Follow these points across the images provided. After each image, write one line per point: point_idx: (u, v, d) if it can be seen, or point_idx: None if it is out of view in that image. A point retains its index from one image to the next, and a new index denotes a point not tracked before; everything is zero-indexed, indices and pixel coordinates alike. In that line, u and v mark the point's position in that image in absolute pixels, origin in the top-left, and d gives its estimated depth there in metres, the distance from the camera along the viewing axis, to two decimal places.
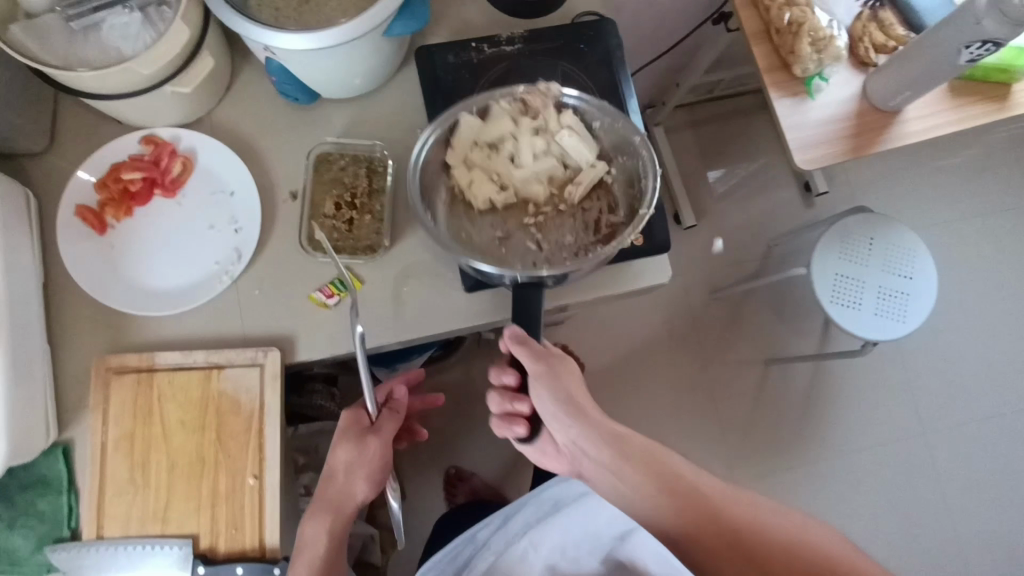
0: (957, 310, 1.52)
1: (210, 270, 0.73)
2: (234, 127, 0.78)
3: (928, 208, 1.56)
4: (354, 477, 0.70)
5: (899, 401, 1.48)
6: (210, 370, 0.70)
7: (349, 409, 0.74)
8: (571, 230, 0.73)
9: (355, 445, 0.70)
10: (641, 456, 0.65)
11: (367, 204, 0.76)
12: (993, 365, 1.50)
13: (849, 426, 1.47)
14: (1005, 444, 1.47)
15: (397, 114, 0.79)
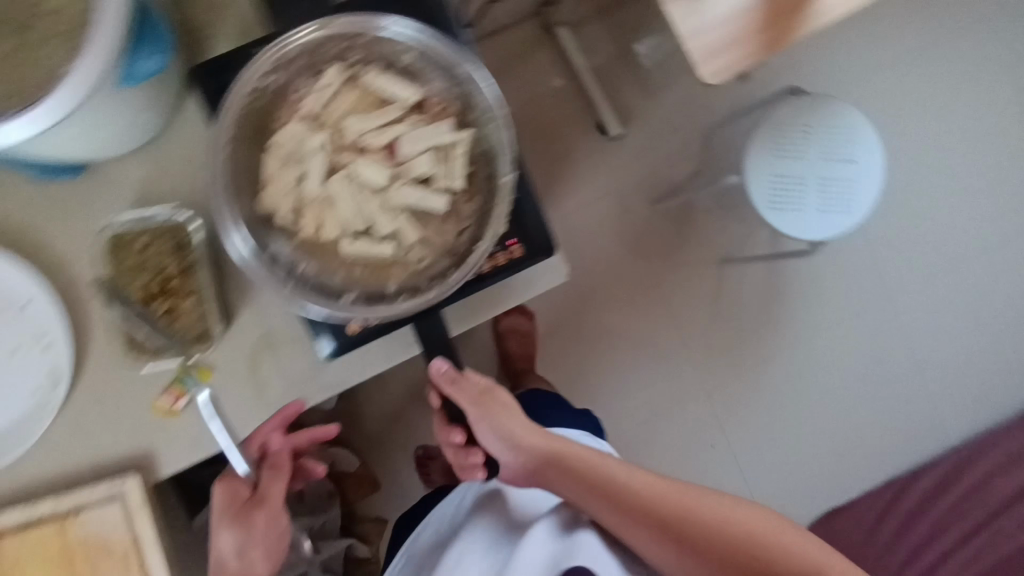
0: (918, 167, 1.39)
1: (27, 403, 0.61)
2: (4, 217, 0.63)
3: (878, 59, 1.37)
4: (251, 557, 0.64)
5: (865, 275, 1.39)
6: (64, 518, 0.61)
7: (221, 487, 0.65)
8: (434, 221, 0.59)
9: (242, 527, 0.64)
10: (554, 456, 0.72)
11: (180, 285, 0.62)
12: (961, 219, 1.39)
13: (815, 312, 1.39)
14: (980, 299, 1.39)
15: (197, 157, 0.63)
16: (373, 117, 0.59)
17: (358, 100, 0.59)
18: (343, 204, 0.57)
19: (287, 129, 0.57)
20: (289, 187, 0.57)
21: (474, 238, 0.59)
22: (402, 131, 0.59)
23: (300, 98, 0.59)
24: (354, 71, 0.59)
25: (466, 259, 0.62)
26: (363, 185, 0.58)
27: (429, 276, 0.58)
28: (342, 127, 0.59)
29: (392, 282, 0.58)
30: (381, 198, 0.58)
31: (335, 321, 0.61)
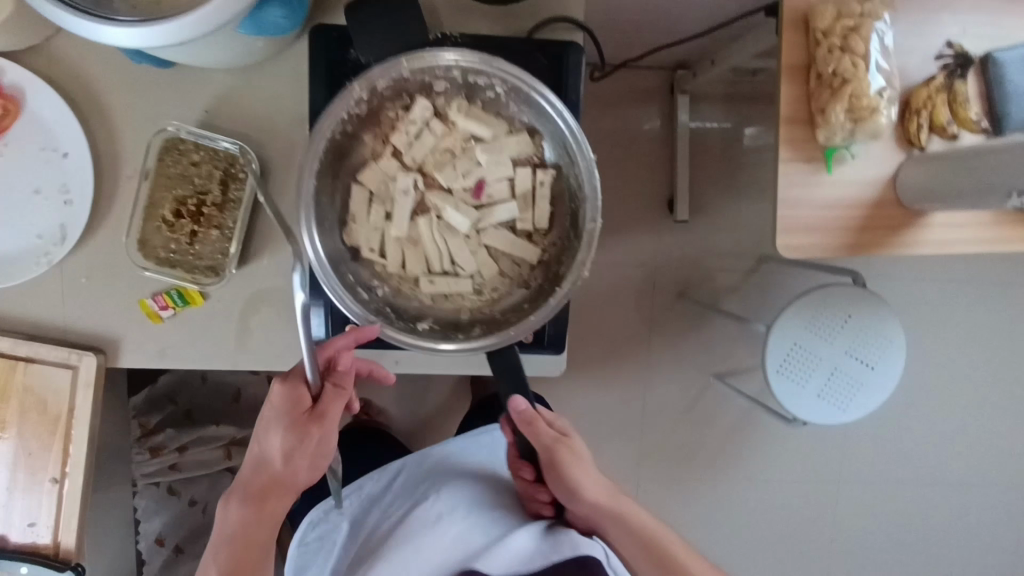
0: (949, 399, 1.28)
1: (29, 246, 0.63)
2: (77, 65, 0.62)
3: (976, 276, 1.25)
4: (296, 465, 0.58)
5: (843, 472, 1.31)
6: (17, 362, 0.63)
7: (281, 386, 0.56)
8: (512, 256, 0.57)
9: (294, 437, 0.56)
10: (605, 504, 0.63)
11: (215, 215, 0.62)
12: (958, 463, 1.30)
13: (777, 480, 1.32)
14: (931, 543, 1.33)
15: (283, 98, 0.63)
16: (460, 159, 0.56)
17: (443, 139, 0.56)
18: (427, 243, 0.56)
19: (371, 166, 0.55)
20: (375, 228, 0.56)
21: (550, 276, 0.56)
22: (489, 173, 0.56)
23: (388, 131, 0.55)
24: (440, 107, 0.55)
25: None
26: (449, 226, 0.56)
27: (503, 310, 0.56)
28: (429, 166, 0.56)
29: (465, 314, 0.57)
30: (464, 239, 0.56)
31: (335, 318, 0.62)
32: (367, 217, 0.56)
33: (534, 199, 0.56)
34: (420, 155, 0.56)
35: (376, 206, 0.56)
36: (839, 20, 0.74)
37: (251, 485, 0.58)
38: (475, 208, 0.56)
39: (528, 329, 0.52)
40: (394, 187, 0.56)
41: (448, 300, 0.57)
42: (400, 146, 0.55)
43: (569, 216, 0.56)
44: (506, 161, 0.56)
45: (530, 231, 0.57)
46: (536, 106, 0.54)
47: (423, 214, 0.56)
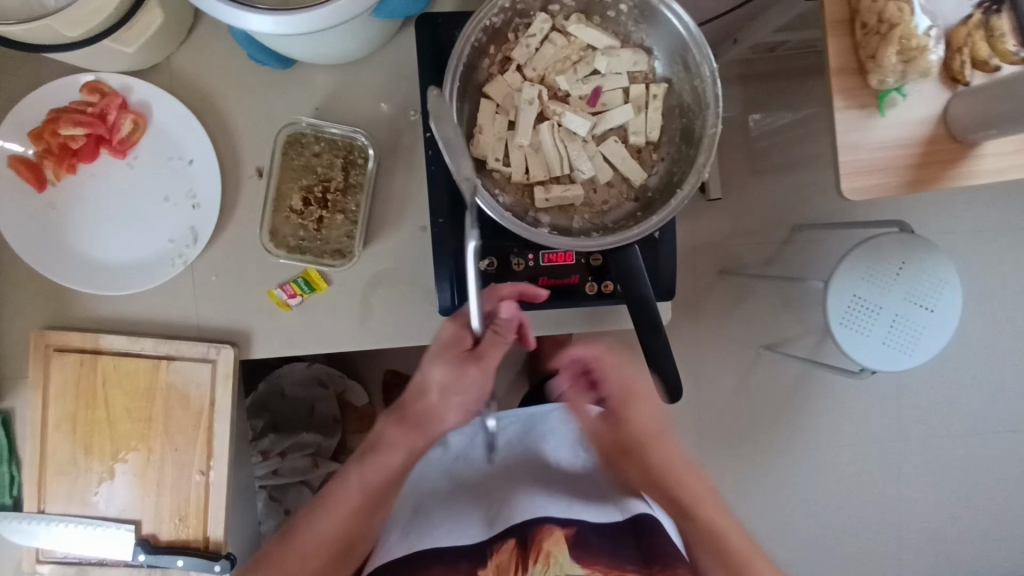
0: (1007, 342, 1.29)
1: (162, 250, 0.66)
2: (196, 79, 0.66)
3: (1012, 218, 1.26)
4: (448, 402, 0.61)
5: (910, 425, 1.32)
6: (158, 361, 0.66)
7: (450, 322, 0.59)
8: (623, 161, 0.62)
9: (452, 372, 0.59)
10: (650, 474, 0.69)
11: (339, 200, 0.67)
12: (1017, 403, 1.31)
13: (847, 440, 1.32)
14: (1001, 486, 1.33)
15: (388, 89, 0.67)
16: (579, 68, 0.61)
17: (564, 50, 0.61)
18: (549, 149, 0.61)
19: (498, 79, 0.61)
20: (498, 137, 0.61)
21: (662, 182, 0.63)
22: (607, 82, 0.61)
23: (513, 44, 0.61)
24: (559, 23, 0.61)
25: (593, 276, 0.66)
26: (568, 132, 0.61)
27: (612, 221, 0.63)
28: (551, 76, 0.61)
29: (577, 219, 0.63)
30: (583, 144, 0.62)
31: (460, 285, 0.65)
32: (493, 123, 0.61)
33: (644, 110, 0.62)
34: (542, 67, 0.61)
35: (502, 116, 0.61)
36: None
37: (404, 411, 0.64)
38: (590, 116, 0.62)
39: (647, 230, 0.58)
40: (516, 97, 0.61)
41: (563, 207, 0.63)
42: (522, 58, 0.60)
43: (682, 131, 0.62)
44: (620, 74, 0.61)
45: (642, 141, 0.62)
46: (653, 20, 0.59)
47: (544, 122, 0.61)
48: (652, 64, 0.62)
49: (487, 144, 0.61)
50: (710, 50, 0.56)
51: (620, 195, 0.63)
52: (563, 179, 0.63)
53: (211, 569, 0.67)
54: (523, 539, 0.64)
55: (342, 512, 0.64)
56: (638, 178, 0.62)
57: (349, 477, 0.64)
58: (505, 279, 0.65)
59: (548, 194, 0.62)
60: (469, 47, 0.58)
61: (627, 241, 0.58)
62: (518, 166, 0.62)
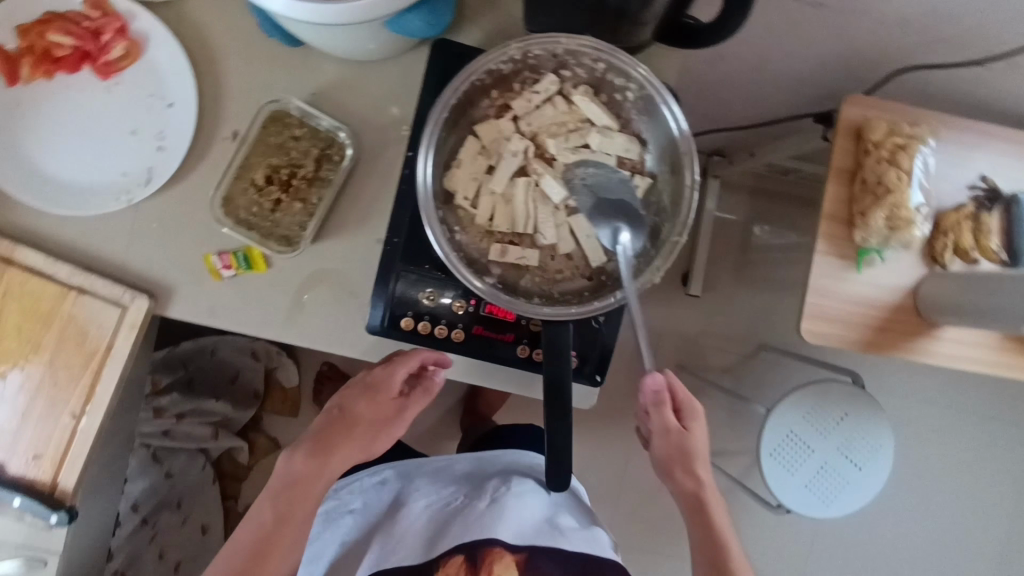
0: (928, 522, 1.28)
1: (113, 182, 0.64)
2: (203, 28, 0.65)
3: (963, 404, 1.27)
4: (372, 436, 0.64)
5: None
6: (69, 290, 0.63)
7: (386, 366, 0.62)
8: (587, 240, 0.61)
9: (377, 409, 0.63)
10: (692, 497, 0.65)
11: (303, 188, 0.65)
12: None
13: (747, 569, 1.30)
14: None
15: (387, 98, 0.67)
16: (571, 138, 0.61)
17: (562, 116, 0.60)
18: (519, 205, 0.60)
19: (490, 122, 0.60)
20: (472, 177, 0.60)
21: (618, 271, 0.62)
22: (595, 159, 0.61)
23: (516, 94, 0.60)
24: (566, 89, 0.60)
25: (526, 340, 0.65)
26: (543, 195, 0.61)
27: (560, 292, 0.61)
28: (542, 137, 0.61)
29: (526, 280, 0.62)
30: (555, 210, 0.61)
31: (394, 309, 0.64)
32: (471, 163, 0.60)
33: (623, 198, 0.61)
34: (536, 125, 0.60)
35: (483, 160, 0.61)
36: (891, 136, 0.82)
37: (321, 441, 0.62)
38: (569, 185, 0.61)
39: (587, 312, 0.57)
40: (502, 146, 0.60)
41: (515, 265, 0.62)
42: (520, 111, 0.60)
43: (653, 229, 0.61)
44: (610, 156, 0.61)
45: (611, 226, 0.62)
46: (656, 117, 0.59)
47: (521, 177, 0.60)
48: (643, 156, 0.62)
49: (460, 182, 0.60)
50: (697, 161, 0.56)
51: (575, 270, 0.63)
52: (524, 238, 0.62)
53: (49, 517, 0.63)
54: (472, 555, 0.70)
55: (241, 555, 0.60)
56: (596, 260, 0.62)
57: (257, 514, 0.61)
58: (439, 318, 0.64)
59: (505, 247, 0.61)
60: (469, 86, 0.57)
61: (563, 318, 0.56)
62: (484, 211, 0.61)
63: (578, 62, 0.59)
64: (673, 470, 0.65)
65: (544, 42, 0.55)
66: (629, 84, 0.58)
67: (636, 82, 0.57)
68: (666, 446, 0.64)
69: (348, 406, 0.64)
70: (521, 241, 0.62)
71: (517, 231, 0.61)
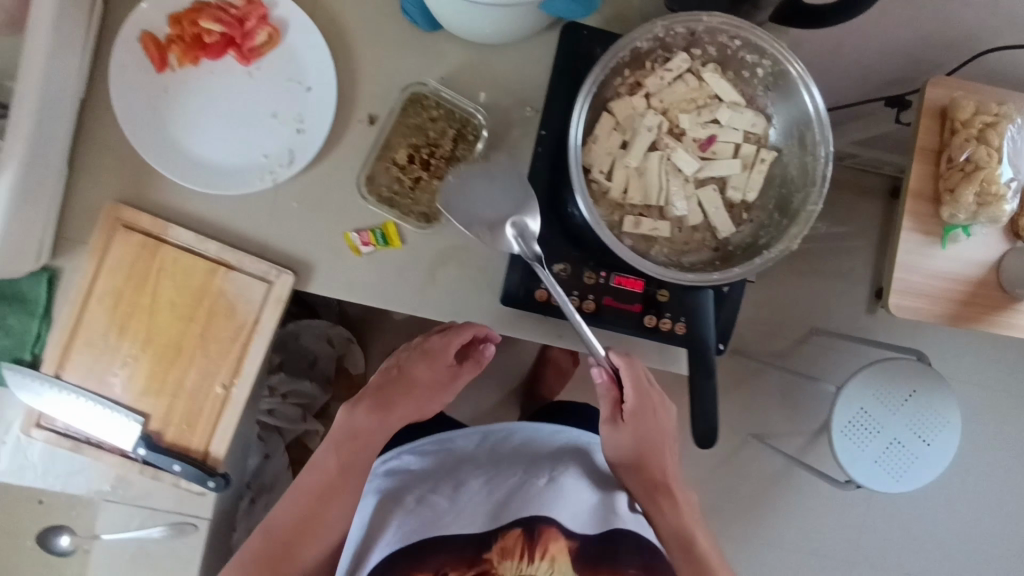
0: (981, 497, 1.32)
1: (256, 163, 0.67)
2: (338, 15, 0.68)
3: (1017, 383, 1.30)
4: (424, 397, 0.72)
5: (869, 548, 1.33)
6: (218, 266, 0.66)
7: (438, 335, 0.71)
8: (714, 211, 0.65)
9: (431, 374, 0.72)
10: (650, 474, 0.73)
11: (441, 168, 0.69)
12: (974, 558, 1.33)
13: (804, 543, 1.34)
14: None
15: (514, 80, 0.69)
16: (702, 114, 0.63)
17: (693, 92, 0.63)
18: (652, 178, 0.63)
19: (626, 99, 0.62)
20: (608, 152, 0.63)
21: (744, 242, 0.65)
22: (723, 133, 0.64)
23: (649, 71, 0.63)
24: (696, 66, 0.63)
25: (655, 309, 0.67)
26: (675, 168, 0.64)
27: (688, 262, 0.64)
28: (674, 112, 0.63)
29: (656, 250, 0.65)
30: (685, 182, 0.64)
31: (530, 280, 0.67)
32: (607, 138, 0.63)
33: (749, 171, 0.64)
34: (668, 100, 0.63)
35: (618, 135, 0.63)
36: (978, 115, 0.84)
37: (382, 399, 0.71)
38: (699, 158, 0.64)
39: (729, 278, 0.60)
40: (636, 122, 0.63)
41: (646, 236, 0.65)
42: (654, 88, 0.62)
43: (779, 200, 0.64)
44: (737, 131, 0.64)
45: (739, 198, 0.65)
46: (786, 92, 0.62)
47: (655, 151, 0.63)
48: (768, 131, 0.65)
49: (597, 156, 0.63)
50: (831, 134, 0.59)
51: (702, 240, 0.65)
52: (654, 209, 0.65)
53: (204, 482, 0.67)
54: (530, 528, 0.71)
55: (309, 495, 0.69)
56: (723, 230, 0.65)
57: (320, 459, 0.70)
58: (572, 289, 0.67)
59: (638, 218, 0.64)
60: (613, 63, 0.59)
61: (708, 282, 0.59)
62: (619, 184, 0.63)
63: (712, 40, 0.61)
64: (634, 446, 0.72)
65: (688, 20, 0.58)
66: (762, 61, 0.61)
67: (770, 59, 0.60)
68: (631, 426, 0.72)
69: (406, 368, 0.72)
70: (652, 214, 0.65)
71: (649, 203, 0.64)
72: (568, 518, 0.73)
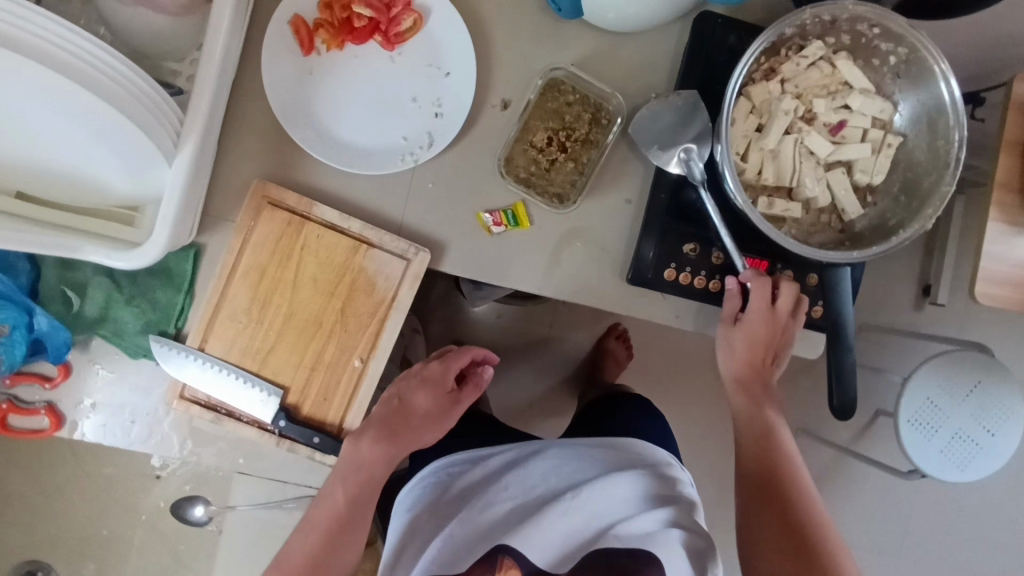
0: None
1: (397, 145, 0.69)
2: (478, 4, 0.70)
3: None
4: (428, 425, 0.68)
5: (924, 539, 1.35)
6: (359, 243, 0.67)
7: (436, 365, 0.70)
8: (843, 194, 0.67)
9: (434, 402, 0.68)
10: (760, 432, 0.66)
11: (577, 151, 0.71)
12: None
13: (861, 534, 1.36)
14: None
15: (642, 69, 0.71)
16: (833, 100, 0.67)
17: (827, 79, 0.66)
18: (786, 160, 0.66)
19: (765, 83, 0.65)
20: (744, 133, 0.66)
21: (870, 223, 0.68)
22: (853, 118, 0.67)
23: (785, 57, 0.66)
24: (830, 54, 0.66)
25: None
26: (807, 150, 0.66)
27: (817, 241, 0.67)
28: (807, 97, 0.66)
29: (785, 229, 0.67)
30: (817, 165, 0.66)
31: (659, 259, 0.69)
32: (744, 120, 0.66)
33: (877, 156, 0.67)
34: (803, 86, 0.66)
35: (755, 118, 0.66)
36: None
37: (384, 426, 0.66)
38: (830, 142, 0.67)
39: (870, 255, 0.61)
40: (773, 105, 0.66)
41: (777, 216, 0.67)
42: (790, 74, 0.66)
43: (905, 184, 0.67)
44: (867, 116, 0.67)
45: (866, 181, 0.67)
46: (918, 80, 0.65)
47: (790, 133, 0.66)
48: (895, 118, 0.68)
49: (735, 136, 0.66)
50: (967, 119, 0.62)
51: (829, 222, 0.68)
52: (784, 191, 0.67)
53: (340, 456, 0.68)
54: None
55: (319, 531, 0.62)
56: (851, 212, 0.67)
57: (326, 496, 0.64)
58: (700, 268, 0.69)
59: (771, 198, 0.67)
60: (760, 47, 0.62)
61: (849, 258, 0.61)
62: (755, 164, 0.66)
63: (849, 28, 0.64)
64: (753, 385, 0.68)
65: (835, 7, 0.61)
66: (898, 49, 0.64)
67: (906, 48, 0.63)
68: (746, 353, 0.67)
69: (406, 398, 0.68)
70: (782, 195, 0.67)
71: (780, 185, 0.67)
72: (538, 555, 0.58)
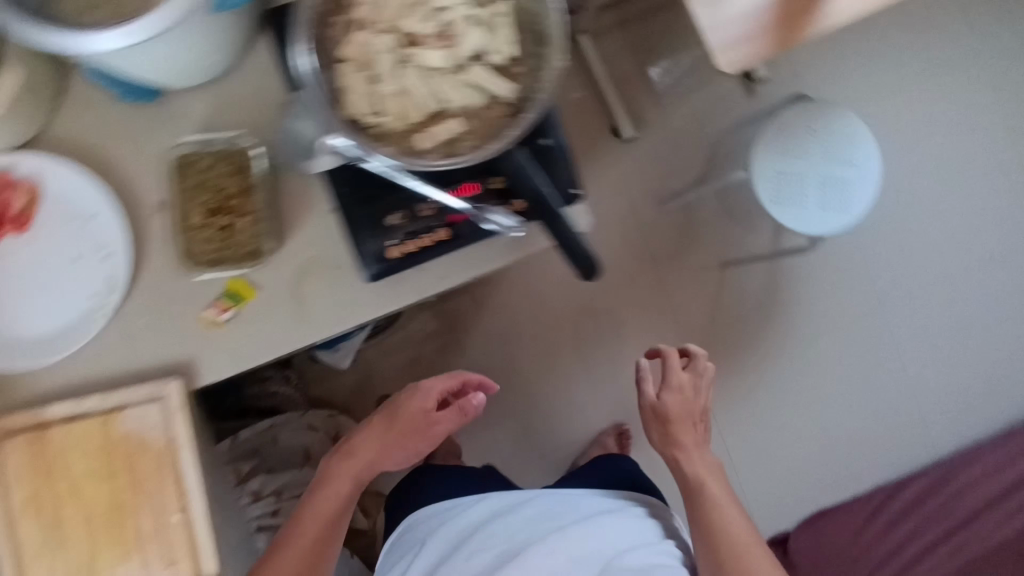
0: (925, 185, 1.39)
1: (85, 307, 0.66)
2: (80, 139, 0.69)
3: (886, 83, 1.38)
4: (414, 437, 0.78)
5: (864, 286, 1.39)
6: (107, 414, 0.65)
7: (432, 380, 0.80)
8: (489, 82, 0.65)
9: (423, 416, 0.78)
10: (696, 484, 0.90)
11: (240, 204, 0.68)
12: (952, 236, 1.39)
13: (815, 319, 1.38)
14: (964, 315, 1.40)
15: (260, 97, 0.70)
16: (423, 11, 0.65)
17: None
18: (418, 91, 0.65)
19: (352, 38, 0.64)
20: (365, 93, 0.64)
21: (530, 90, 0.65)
22: (454, 15, 0.65)
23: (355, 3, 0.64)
24: None
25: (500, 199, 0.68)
26: (433, 69, 0.65)
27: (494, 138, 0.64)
28: (401, 24, 0.65)
29: (463, 148, 0.64)
30: (449, 76, 0.65)
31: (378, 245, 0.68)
32: (357, 81, 0.64)
33: (496, 31, 0.66)
34: (388, 18, 0.65)
35: (366, 73, 0.64)
36: None
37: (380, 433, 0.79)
38: (447, 49, 0.65)
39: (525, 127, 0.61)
40: (372, 51, 0.64)
41: (448, 141, 0.65)
42: (370, 16, 0.64)
43: (536, 38, 0.65)
44: (464, 5, 0.66)
45: (502, 60, 0.66)
46: None
47: (406, 66, 0.65)
48: None
49: (358, 101, 0.64)
50: None
51: (498, 113, 0.65)
52: (440, 116, 0.66)
53: None
54: None
55: (323, 517, 0.77)
56: (509, 94, 0.65)
57: (326, 489, 0.78)
58: (416, 228, 0.68)
59: (430, 130, 0.65)
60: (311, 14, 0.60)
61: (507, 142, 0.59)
62: (394, 113, 0.65)
63: None
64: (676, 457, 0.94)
65: None
66: None
67: None
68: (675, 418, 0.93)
69: (400, 410, 0.79)
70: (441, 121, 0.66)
71: (433, 113, 0.66)
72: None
